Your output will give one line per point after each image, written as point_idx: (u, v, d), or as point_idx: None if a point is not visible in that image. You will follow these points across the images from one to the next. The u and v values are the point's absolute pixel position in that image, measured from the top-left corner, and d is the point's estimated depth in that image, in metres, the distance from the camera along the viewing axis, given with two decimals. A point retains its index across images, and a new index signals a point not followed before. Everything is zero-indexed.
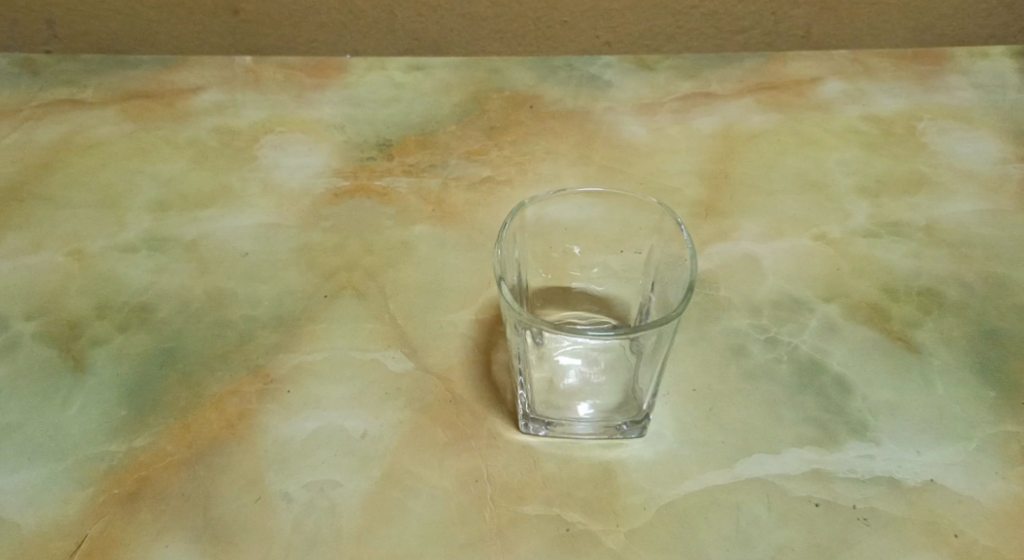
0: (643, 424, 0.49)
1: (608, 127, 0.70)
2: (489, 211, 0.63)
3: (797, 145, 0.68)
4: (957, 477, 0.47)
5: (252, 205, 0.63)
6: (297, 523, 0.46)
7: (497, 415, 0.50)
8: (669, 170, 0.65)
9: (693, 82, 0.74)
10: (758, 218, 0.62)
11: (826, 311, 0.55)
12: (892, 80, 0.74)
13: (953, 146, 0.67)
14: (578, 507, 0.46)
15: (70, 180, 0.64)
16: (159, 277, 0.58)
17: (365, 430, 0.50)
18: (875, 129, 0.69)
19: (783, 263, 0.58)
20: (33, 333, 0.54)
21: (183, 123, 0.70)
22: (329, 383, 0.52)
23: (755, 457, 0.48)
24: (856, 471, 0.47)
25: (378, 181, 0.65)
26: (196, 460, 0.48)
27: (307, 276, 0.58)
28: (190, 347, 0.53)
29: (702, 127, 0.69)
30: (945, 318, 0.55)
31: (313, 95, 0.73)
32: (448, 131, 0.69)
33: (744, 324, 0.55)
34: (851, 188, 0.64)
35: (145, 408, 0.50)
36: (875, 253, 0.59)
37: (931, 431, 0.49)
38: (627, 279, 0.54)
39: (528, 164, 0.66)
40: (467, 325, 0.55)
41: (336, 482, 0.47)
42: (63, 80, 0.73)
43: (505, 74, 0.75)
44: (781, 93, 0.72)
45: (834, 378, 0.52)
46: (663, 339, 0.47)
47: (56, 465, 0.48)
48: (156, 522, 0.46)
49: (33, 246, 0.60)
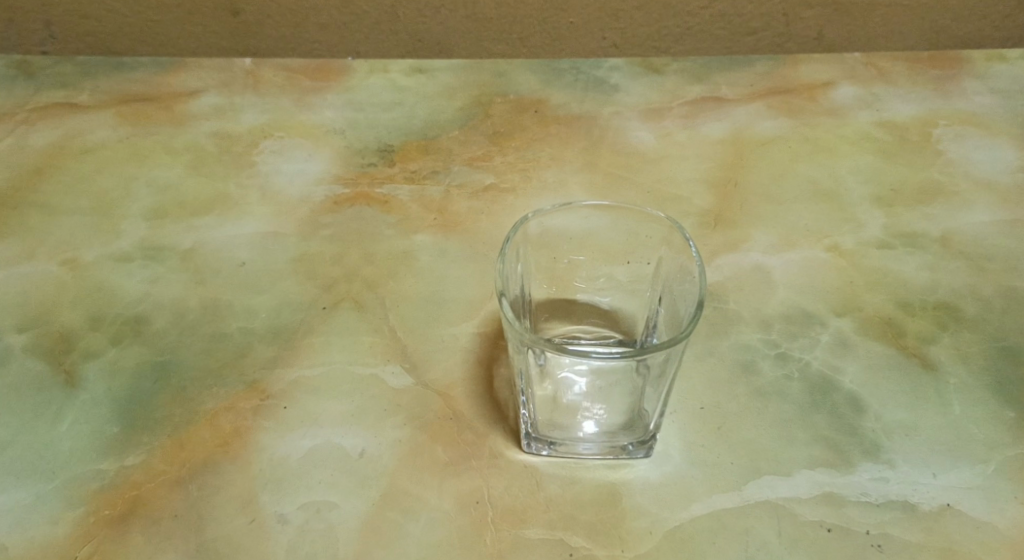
0: (650, 444, 0.48)
1: (615, 132, 0.68)
2: (493, 220, 0.61)
3: (809, 152, 0.66)
4: (975, 501, 0.45)
5: (250, 213, 0.61)
6: (293, 546, 0.44)
7: (500, 433, 0.49)
8: (677, 177, 0.64)
9: (702, 86, 0.72)
10: (769, 228, 0.60)
11: (839, 326, 0.54)
12: (907, 85, 0.72)
13: (970, 154, 0.66)
14: (581, 531, 0.45)
15: (66, 186, 0.63)
16: (155, 287, 0.57)
17: (363, 449, 0.48)
18: (890, 136, 0.67)
19: (794, 275, 0.57)
20: (25, 345, 0.53)
21: (181, 127, 0.68)
22: (326, 399, 0.50)
23: (765, 480, 0.46)
24: (870, 494, 0.46)
25: (378, 188, 0.63)
26: (190, 479, 0.47)
27: (305, 287, 0.56)
28: (185, 361, 0.52)
29: (712, 133, 0.67)
30: (962, 334, 0.53)
31: (313, 99, 0.71)
32: (451, 136, 0.68)
33: (754, 339, 0.53)
34: (865, 197, 0.62)
35: (138, 424, 0.49)
36: (890, 266, 0.57)
37: (947, 453, 0.48)
38: (633, 292, 0.53)
39: (533, 171, 0.65)
40: (469, 339, 0.54)
41: (333, 503, 0.46)
42: (59, 82, 0.72)
43: (510, 77, 0.73)
44: (793, 98, 0.71)
45: (847, 396, 0.50)
46: (670, 360, 0.45)
47: (45, 484, 0.46)
48: (147, 544, 0.44)
49: (26, 255, 0.58)
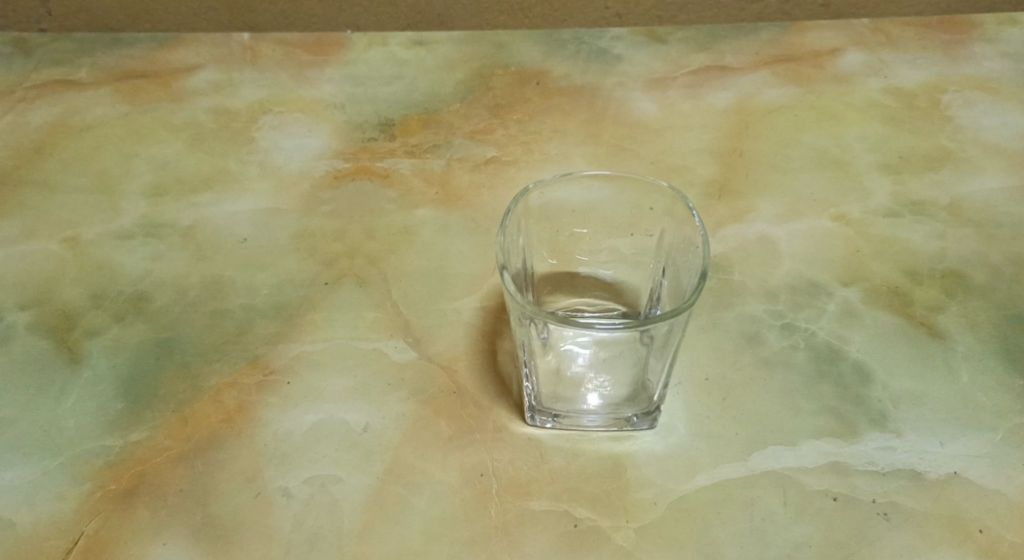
0: (654, 416, 0.48)
1: (618, 103, 0.67)
2: (494, 194, 0.60)
3: (815, 121, 0.65)
4: (982, 469, 0.45)
5: (250, 189, 0.61)
6: (298, 520, 0.44)
7: (503, 406, 0.49)
8: (682, 147, 0.63)
9: (706, 55, 0.71)
10: (774, 198, 0.59)
11: (845, 296, 0.53)
12: (916, 50, 0.71)
13: (979, 119, 0.65)
14: (586, 503, 0.44)
15: (65, 164, 0.63)
16: (156, 265, 0.56)
17: (367, 423, 0.48)
18: (898, 102, 0.66)
19: (801, 245, 0.56)
20: (27, 323, 0.53)
21: (179, 104, 0.68)
22: (329, 374, 0.50)
23: (770, 450, 0.46)
24: (876, 463, 0.45)
25: (379, 162, 0.63)
26: (194, 455, 0.47)
27: (306, 263, 0.56)
28: (187, 338, 0.52)
29: (716, 102, 0.66)
30: (970, 301, 0.53)
31: (312, 73, 0.70)
32: (452, 109, 0.67)
33: (760, 310, 0.53)
34: (872, 165, 0.62)
35: (142, 401, 0.49)
36: (898, 234, 0.57)
37: (955, 421, 0.47)
38: (637, 264, 0.52)
39: (535, 144, 0.64)
40: (472, 313, 0.53)
41: (338, 478, 0.46)
42: (56, 60, 0.71)
43: (511, 48, 0.72)
44: (800, 66, 0.70)
45: (853, 365, 0.50)
46: (674, 330, 0.44)
47: (51, 461, 0.46)
48: (152, 519, 0.44)
49: (27, 234, 0.58)
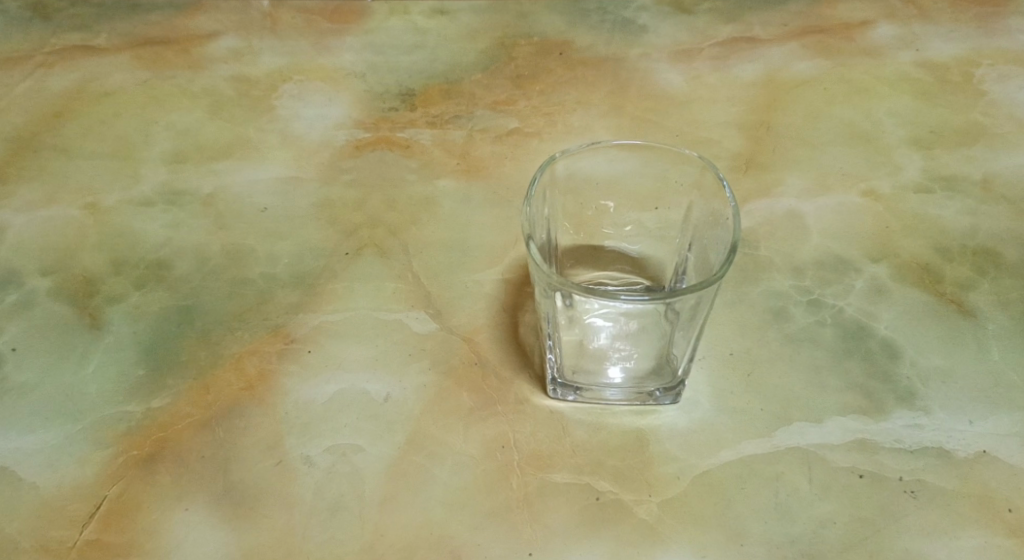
0: (677, 391, 0.47)
1: (643, 74, 0.66)
2: (517, 165, 0.60)
3: (845, 95, 0.64)
4: (1012, 448, 0.44)
5: (271, 158, 0.60)
6: (320, 488, 0.44)
7: (525, 379, 0.48)
8: (707, 120, 0.62)
9: (734, 26, 0.69)
10: (802, 172, 0.58)
11: (873, 272, 0.52)
12: (950, 23, 0.69)
13: (1014, 94, 0.63)
14: (609, 477, 0.44)
15: (85, 131, 0.62)
16: (177, 232, 0.56)
17: (387, 394, 0.48)
18: (930, 76, 0.65)
19: (828, 220, 0.55)
20: (49, 289, 0.53)
21: (199, 71, 0.67)
22: (350, 344, 0.50)
23: (795, 427, 0.46)
24: (903, 441, 0.45)
25: (399, 132, 0.62)
26: (216, 422, 0.46)
27: (327, 232, 0.56)
28: (208, 306, 0.52)
29: (743, 75, 0.65)
30: (1002, 279, 0.52)
31: (332, 41, 0.69)
32: (474, 79, 0.66)
33: (786, 286, 0.52)
34: (903, 140, 0.60)
35: (163, 368, 0.49)
36: (928, 209, 0.56)
37: (984, 400, 0.46)
38: (662, 238, 0.51)
39: (558, 115, 0.63)
40: (494, 285, 0.53)
41: (359, 447, 0.45)
42: (75, 25, 0.70)
43: (535, 18, 0.71)
44: (829, 38, 0.68)
45: (880, 342, 0.49)
46: (702, 303, 0.43)
47: (73, 426, 0.46)
48: (175, 486, 0.44)
49: (47, 200, 0.58)
